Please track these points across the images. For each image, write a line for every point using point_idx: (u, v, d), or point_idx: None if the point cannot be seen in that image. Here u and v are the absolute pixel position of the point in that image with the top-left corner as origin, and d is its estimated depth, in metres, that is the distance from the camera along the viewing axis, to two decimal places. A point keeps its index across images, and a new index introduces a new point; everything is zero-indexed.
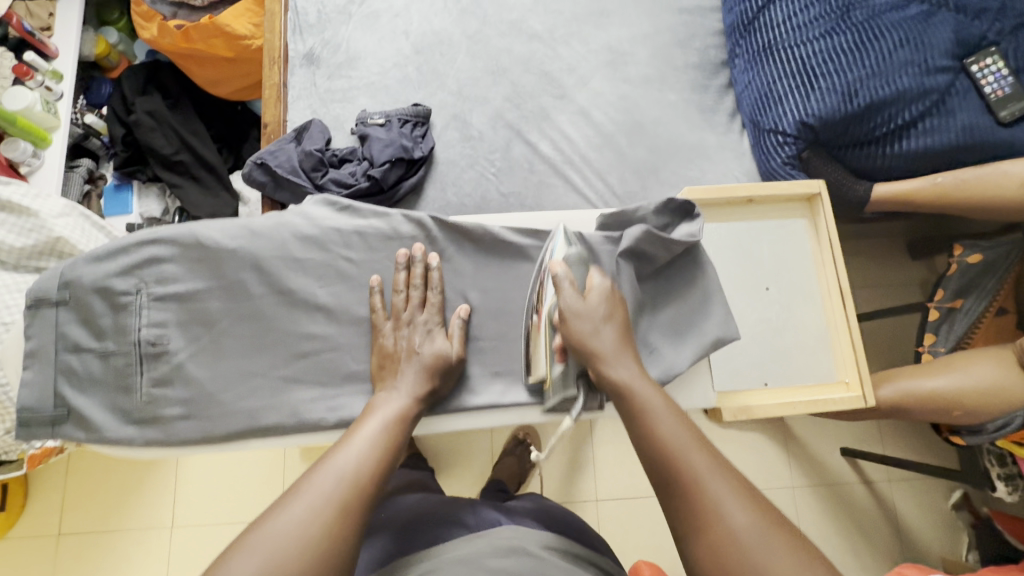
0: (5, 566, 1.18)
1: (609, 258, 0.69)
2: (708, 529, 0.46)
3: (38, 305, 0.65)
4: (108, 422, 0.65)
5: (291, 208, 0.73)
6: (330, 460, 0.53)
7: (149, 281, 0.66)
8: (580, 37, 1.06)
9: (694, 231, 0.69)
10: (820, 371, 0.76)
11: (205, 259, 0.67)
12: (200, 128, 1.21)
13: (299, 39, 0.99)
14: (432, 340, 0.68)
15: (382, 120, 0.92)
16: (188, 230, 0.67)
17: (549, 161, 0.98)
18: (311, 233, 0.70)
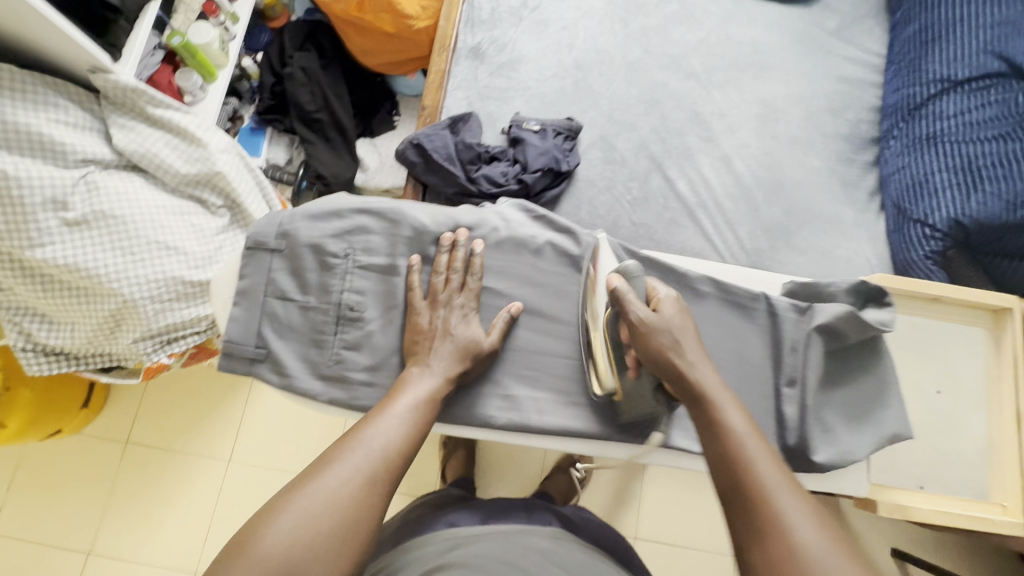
0: (73, 459, 1.25)
1: (798, 329, 0.70)
2: (771, 538, 0.47)
3: (257, 248, 0.71)
4: (300, 372, 0.71)
5: (490, 207, 0.79)
6: (367, 429, 0.56)
7: (357, 250, 0.72)
8: (736, 85, 1.06)
9: (884, 319, 0.67)
10: (976, 485, 0.79)
11: (410, 241, 0.73)
12: (344, 92, 1.27)
13: (469, 31, 1.03)
14: (466, 323, 0.69)
15: (538, 127, 0.93)
16: (396, 208, 0.73)
17: (684, 201, 0.98)
18: (505, 237, 0.75)
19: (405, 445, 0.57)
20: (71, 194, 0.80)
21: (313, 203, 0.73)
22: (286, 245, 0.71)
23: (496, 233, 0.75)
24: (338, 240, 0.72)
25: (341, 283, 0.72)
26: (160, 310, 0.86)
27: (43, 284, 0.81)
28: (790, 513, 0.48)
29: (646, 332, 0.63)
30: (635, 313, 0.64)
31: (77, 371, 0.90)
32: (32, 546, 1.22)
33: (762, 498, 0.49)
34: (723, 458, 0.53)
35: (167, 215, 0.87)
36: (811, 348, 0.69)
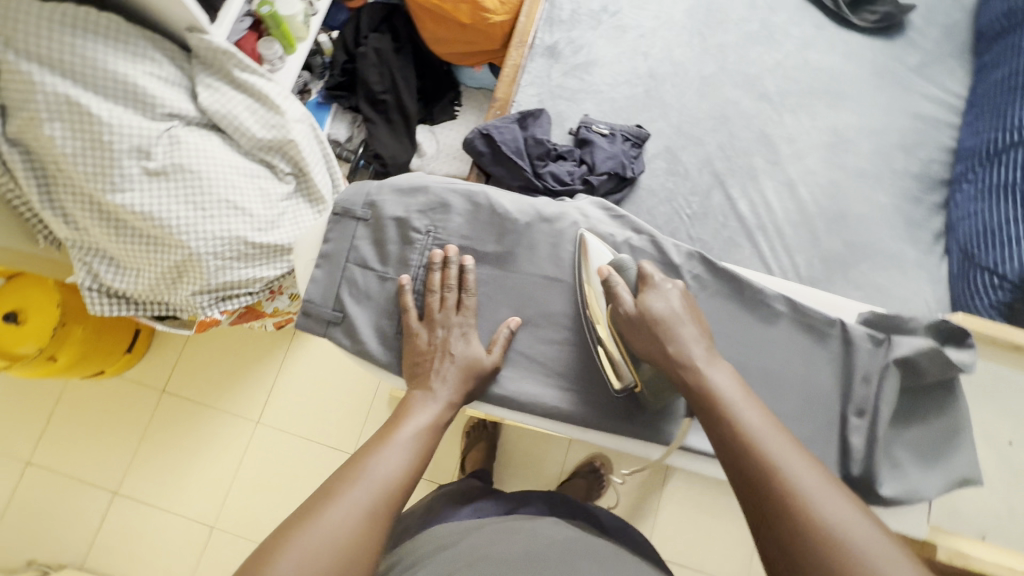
0: (110, 401, 1.29)
1: (874, 361, 0.66)
2: (789, 519, 0.46)
3: (343, 216, 0.73)
4: (372, 341, 0.71)
5: (570, 201, 0.77)
6: (371, 465, 0.56)
7: (440, 230, 0.73)
8: (808, 111, 1.05)
9: (965, 361, 0.63)
10: None
11: (493, 224, 0.73)
12: (412, 77, 1.29)
13: (548, 31, 1.04)
14: (467, 343, 0.68)
15: (607, 131, 0.94)
16: (481, 191, 0.74)
17: (742, 221, 0.97)
18: (586, 231, 0.73)
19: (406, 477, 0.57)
20: (154, 145, 0.83)
21: (399, 177, 0.75)
22: (371, 214, 0.73)
23: (576, 228, 0.74)
24: (422, 215, 0.73)
25: (421, 257, 0.72)
26: (221, 266, 0.89)
27: (117, 228, 0.85)
28: (808, 491, 0.47)
29: (643, 324, 0.63)
30: (626, 303, 0.65)
31: (135, 315, 0.93)
32: (62, 478, 1.26)
33: (775, 478, 0.49)
34: (725, 439, 0.53)
35: (239, 176, 0.90)
36: (887, 382, 0.64)
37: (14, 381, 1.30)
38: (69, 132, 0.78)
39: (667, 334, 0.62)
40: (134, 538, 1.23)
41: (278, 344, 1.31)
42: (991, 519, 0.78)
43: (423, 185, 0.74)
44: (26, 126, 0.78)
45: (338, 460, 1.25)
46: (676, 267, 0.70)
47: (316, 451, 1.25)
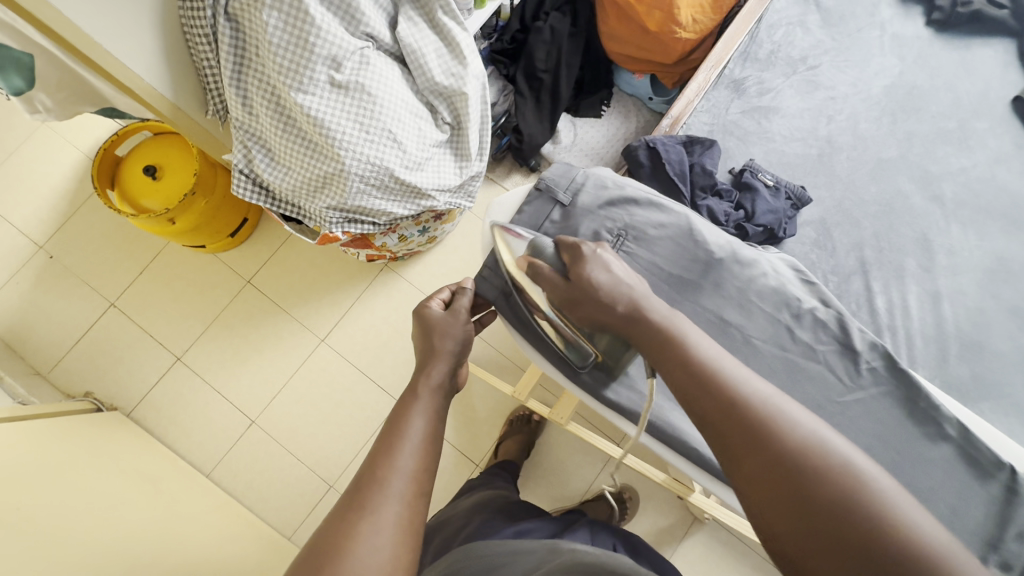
0: (200, 275, 1.35)
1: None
2: (764, 450, 0.48)
3: (544, 191, 0.75)
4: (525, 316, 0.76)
5: (762, 253, 0.72)
6: (386, 473, 0.53)
7: (630, 237, 0.72)
8: (978, 229, 0.99)
9: None
10: None
11: (684, 248, 0.71)
12: (575, 65, 1.27)
13: (739, 64, 1.01)
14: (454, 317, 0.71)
15: (772, 183, 0.91)
16: (685, 217, 0.72)
17: (876, 317, 0.93)
18: (774, 287, 0.70)
19: (423, 466, 0.55)
20: (346, 59, 0.85)
21: (605, 172, 0.75)
22: (569, 201, 0.74)
23: (763, 280, 0.70)
24: (618, 219, 0.72)
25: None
26: (363, 191, 0.91)
27: (286, 124, 0.88)
28: (774, 415, 0.50)
29: (580, 295, 0.64)
30: (552, 275, 0.66)
31: (267, 209, 0.97)
32: (135, 328, 1.33)
33: (741, 408, 0.51)
34: (695, 378, 0.54)
35: (405, 111, 0.91)
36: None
37: (121, 226, 1.37)
38: (280, 23, 0.81)
39: (610, 296, 0.63)
40: (181, 406, 1.29)
41: (366, 275, 1.34)
42: None
43: (623, 189, 0.74)
44: (244, 5, 0.81)
45: (384, 403, 1.28)
46: (856, 352, 0.67)
47: (366, 387, 1.29)
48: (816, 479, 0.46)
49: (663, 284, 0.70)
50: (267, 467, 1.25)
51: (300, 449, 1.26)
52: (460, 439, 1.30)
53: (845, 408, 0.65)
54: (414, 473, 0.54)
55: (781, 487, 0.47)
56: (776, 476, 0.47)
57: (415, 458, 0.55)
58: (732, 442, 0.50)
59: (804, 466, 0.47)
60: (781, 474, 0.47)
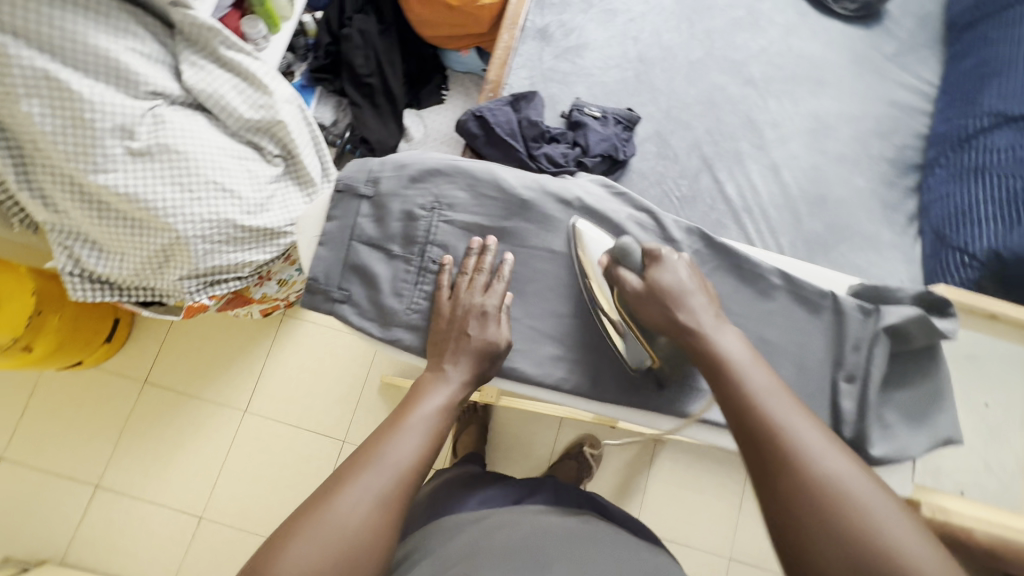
0: (91, 392, 1.26)
1: (863, 328, 0.67)
2: (800, 484, 0.45)
3: (345, 192, 0.69)
4: (364, 320, 0.68)
5: (569, 179, 0.75)
6: (379, 453, 0.54)
7: (443, 205, 0.70)
8: (792, 97, 1.08)
9: (950, 328, 0.65)
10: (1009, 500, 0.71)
11: (497, 199, 0.70)
12: (397, 60, 1.27)
13: (539, 13, 1.04)
14: (483, 323, 0.64)
15: (599, 114, 0.95)
16: (486, 169, 0.71)
17: (731, 204, 1.00)
18: (591, 207, 0.71)
19: (416, 466, 0.55)
20: (138, 124, 0.80)
21: (403, 154, 0.71)
22: (373, 192, 0.70)
23: (575, 206, 0.71)
24: (425, 193, 0.70)
25: (427, 232, 0.69)
26: (210, 251, 0.87)
27: (99, 211, 0.82)
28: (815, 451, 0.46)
29: (647, 296, 0.61)
30: (631, 280, 0.63)
31: (118, 301, 0.91)
32: (37, 473, 1.22)
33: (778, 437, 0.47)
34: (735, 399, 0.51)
35: (226, 157, 0.88)
36: (877, 348, 0.65)
37: None
38: (48, 110, 0.76)
39: (678, 298, 0.60)
40: (115, 532, 1.20)
41: (266, 332, 1.29)
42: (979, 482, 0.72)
43: (422, 161, 0.71)
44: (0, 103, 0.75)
45: (329, 447, 1.24)
46: (676, 244, 0.70)
47: (308, 438, 1.24)
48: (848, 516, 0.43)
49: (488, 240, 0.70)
50: (227, 557, 1.18)
51: (256, 525, 1.20)
52: None
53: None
54: (404, 467, 0.54)
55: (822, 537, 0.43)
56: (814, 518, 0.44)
57: (411, 452, 0.55)
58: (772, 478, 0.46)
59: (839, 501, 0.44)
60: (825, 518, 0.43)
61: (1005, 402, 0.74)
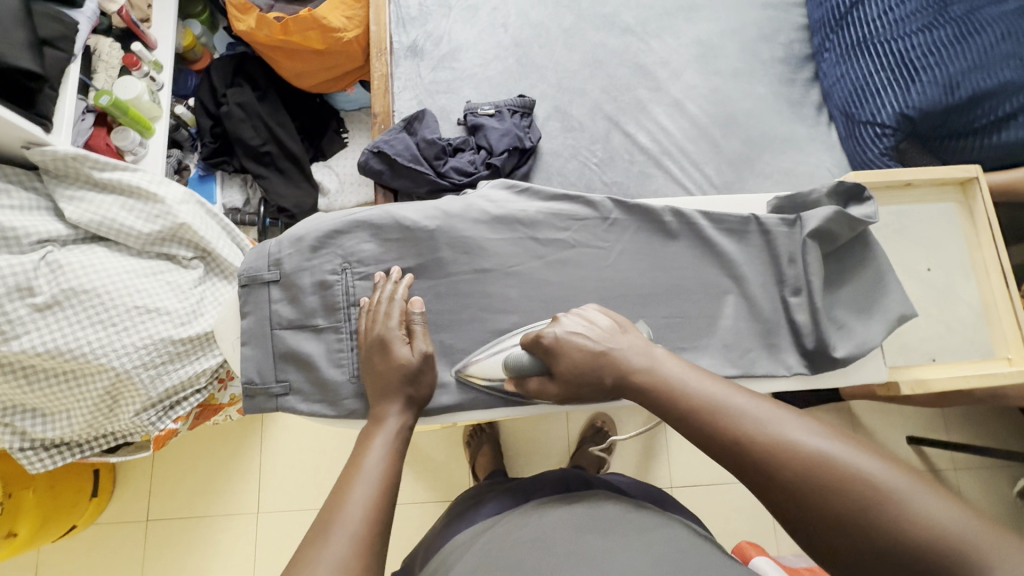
0: (97, 550, 1.21)
1: (792, 242, 0.68)
2: (777, 471, 0.44)
3: (252, 284, 0.68)
4: (313, 404, 0.66)
5: (470, 191, 0.72)
6: (335, 509, 0.49)
7: (353, 262, 0.67)
8: (671, 31, 1.08)
9: (868, 213, 0.67)
10: (977, 346, 0.74)
11: (405, 238, 0.67)
12: (287, 120, 1.23)
13: (402, 31, 1.02)
14: (388, 349, 0.60)
15: (493, 110, 0.94)
16: (384, 213, 0.67)
17: (647, 151, 1.00)
18: (496, 215, 0.69)
19: (378, 504, 0.50)
20: (36, 278, 0.76)
21: (295, 226, 0.68)
22: (279, 274, 0.67)
23: (483, 218, 0.68)
24: (332, 257, 0.67)
25: (346, 294, 0.67)
26: (156, 376, 0.84)
27: (28, 377, 0.78)
28: (774, 436, 0.45)
29: (571, 387, 0.57)
30: (543, 385, 0.59)
31: (83, 457, 0.88)
32: None
33: (739, 438, 0.46)
34: (688, 419, 0.49)
35: (138, 278, 0.84)
36: (810, 255, 0.67)
37: None
38: None
39: (597, 373, 0.56)
40: None
41: (248, 429, 1.26)
42: (945, 342, 0.74)
43: (319, 226, 0.67)
44: None
45: None
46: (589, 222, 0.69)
47: None
48: (833, 487, 0.42)
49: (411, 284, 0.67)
50: None
51: None
52: (438, 490, 1.28)
53: (620, 263, 0.70)
54: (368, 510, 0.49)
55: (818, 514, 0.42)
56: (812, 497, 0.42)
57: (371, 494, 0.50)
58: (747, 471, 0.45)
59: (820, 471, 0.42)
60: (816, 491, 0.42)
61: (946, 260, 0.76)
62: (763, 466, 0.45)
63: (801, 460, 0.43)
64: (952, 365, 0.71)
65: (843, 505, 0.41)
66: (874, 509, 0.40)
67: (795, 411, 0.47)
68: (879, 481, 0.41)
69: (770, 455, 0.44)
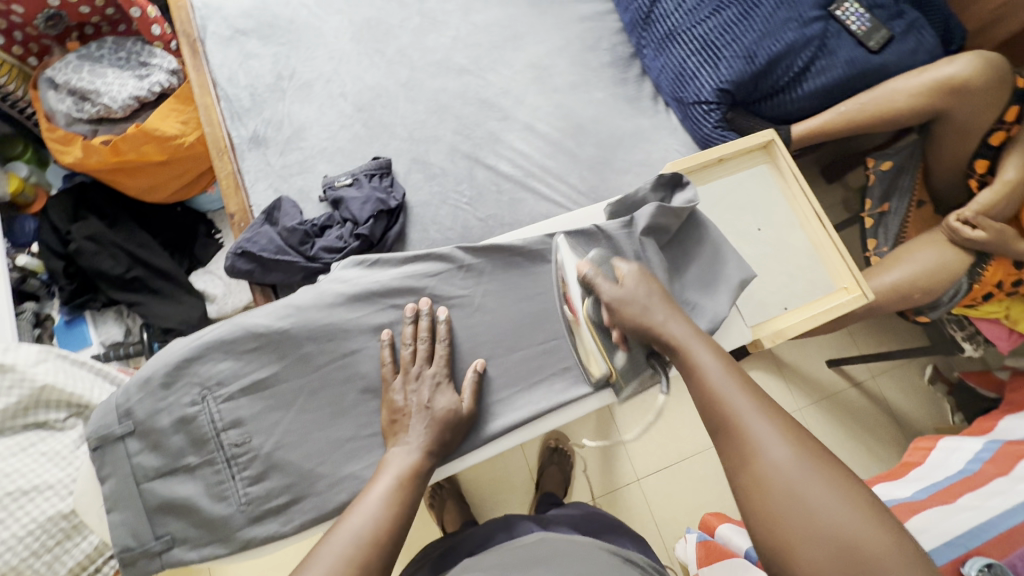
0: None
1: (631, 241, 0.73)
2: (749, 459, 0.49)
3: (104, 443, 0.64)
4: (205, 547, 0.63)
5: (323, 279, 0.72)
6: (345, 523, 0.53)
7: (212, 386, 0.64)
8: (504, 62, 1.13)
9: (689, 197, 0.75)
10: (820, 285, 0.82)
11: (265, 345, 0.66)
12: (147, 239, 1.16)
13: (239, 124, 1.00)
14: (441, 393, 0.65)
15: (349, 180, 0.94)
16: (235, 326, 0.66)
17: (512, 178, 1.04)
18: (353, 292, 0.69)
19: (383, 534, 0.53)
20: None
21: (140, 368, 0.65)
22: (132, 425, 0.64)
23: (343, 299, 0.68)
24: (190, 387, 0.64)
25: (212, 423, 0.64)
26: (53, 559, 0.75)
27: None
28: (755, 438, 0.49)
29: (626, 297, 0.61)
30: (605, 289, 0.61)
31: None
32: None
33: (728, 422, 0.51)
34: (698, 395, 0.55)
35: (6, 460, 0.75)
36: (649, 251, 0.72)
37: None
38: None
39: (639, 299, 0.61)
40: None
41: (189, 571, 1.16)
42: (792, 289, 0.82)
43: (164, 362, 0.64)
44: None
45: None
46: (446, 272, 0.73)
47: None
48: (790, 499, 0.45)
49: (281, 390, 0.66)
50: None
51: None
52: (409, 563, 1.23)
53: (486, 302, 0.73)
54: (368, 537, 0.52)
55: (763, 505, 0.46)
56: (766, 498, 0.46)
57: (373, 521, 0.53)
58: (725, 449, 0.51)
59: (781, 480, 0.46)
60: (772, 494, 0.46)
61: (771, 218, 0.84)
62: (739, 453, 0.50)
63: (770, 461, 0.47)
64: (802, 309, 0.79)
65: (791, 510, 0.45)
66: (816, 526, 0.44)
67: (794, 426, 0.50)
68: (832, 511, 0.44)
69: (747, 446, 0.49)
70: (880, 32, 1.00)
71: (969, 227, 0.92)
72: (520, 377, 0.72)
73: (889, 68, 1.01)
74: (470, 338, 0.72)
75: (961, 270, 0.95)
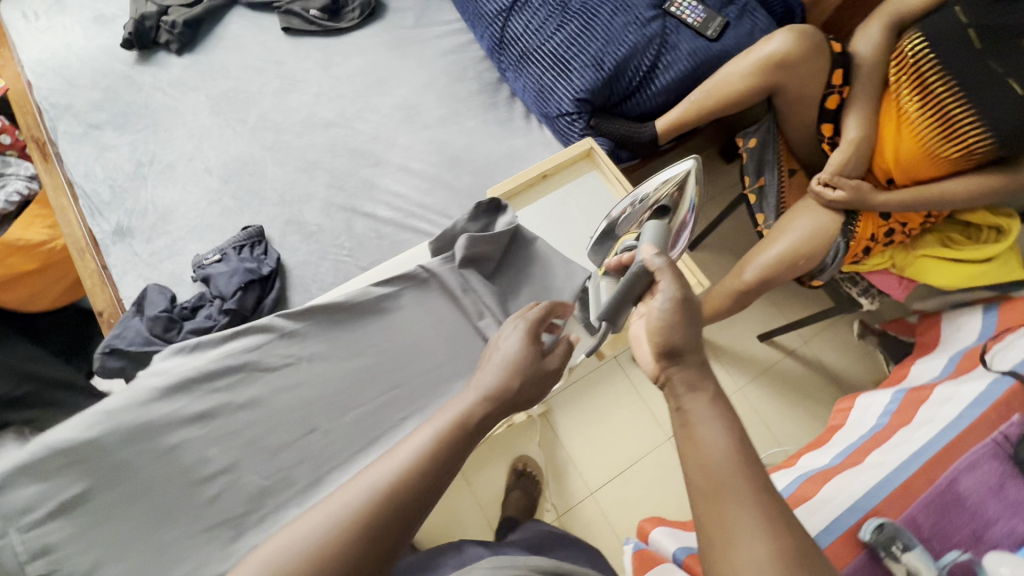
0: None
1: (453, 273, 0.85)
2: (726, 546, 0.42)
3: None
4: None
5: (141, 374, 0.71)
6: (367, 472, 0.49)
7: (14, 516, 0.58)
8: (371, 108, 1.14)
9: (508, 219, 0.87)
10: None
11: (76, 460, 0.62)
12: (33, 350, 1.07)
13: (101, 220, 0.98)
14: (528, 340, 0.62)
15: (218, 256, 0.92)
16: (42, 445, 0.61)
17: (391, 221, 1.03)
18: (173, 383, 0.69)
19: (413, 481, 0.48)
20: None
21: None
22: None
23: (161, 392, 0.68)
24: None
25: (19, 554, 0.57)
26: None
27: None
28: (732, 526, 0.42)
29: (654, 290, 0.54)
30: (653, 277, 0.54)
31: None
32: None
33: (713, 495, 0.43)
34: (686, 452, 0.47)
35: None
36: (472, 280, 0.84)
37: None
38: None
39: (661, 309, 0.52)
40: None
41: None
42: None
43: None
44: None
45: None
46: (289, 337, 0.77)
47: None
48: None
49: (97, 503, 0.62)
50: None
51: None
52: None
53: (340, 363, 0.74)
54: (395, 482, 0.47)
55: None
56: None
57: (403, 468, 0.48)
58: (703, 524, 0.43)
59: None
60: None
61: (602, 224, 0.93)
62: (716, 533, 0.42)
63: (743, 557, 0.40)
64: None
65: None
66: None
67: (782, 523, 0.42)
68: None
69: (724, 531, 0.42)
70: (715, 21, 1.04)
71: (830, 189, 0.94)
72: (357, 437, 0.75)
73: (731, 52, 1.04)
74: (325, 400, 0.76)
75: (836, 231, 0.96)
